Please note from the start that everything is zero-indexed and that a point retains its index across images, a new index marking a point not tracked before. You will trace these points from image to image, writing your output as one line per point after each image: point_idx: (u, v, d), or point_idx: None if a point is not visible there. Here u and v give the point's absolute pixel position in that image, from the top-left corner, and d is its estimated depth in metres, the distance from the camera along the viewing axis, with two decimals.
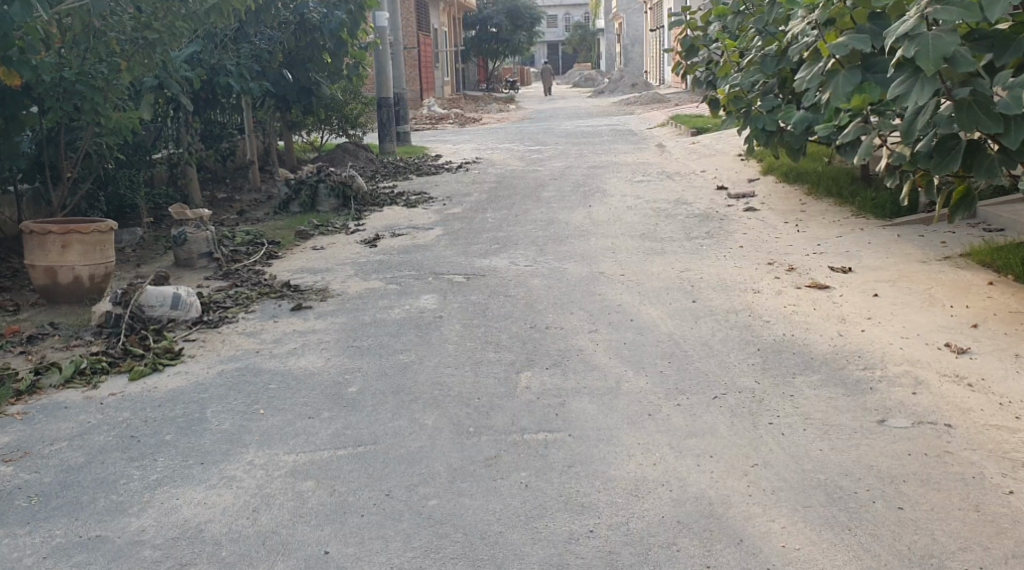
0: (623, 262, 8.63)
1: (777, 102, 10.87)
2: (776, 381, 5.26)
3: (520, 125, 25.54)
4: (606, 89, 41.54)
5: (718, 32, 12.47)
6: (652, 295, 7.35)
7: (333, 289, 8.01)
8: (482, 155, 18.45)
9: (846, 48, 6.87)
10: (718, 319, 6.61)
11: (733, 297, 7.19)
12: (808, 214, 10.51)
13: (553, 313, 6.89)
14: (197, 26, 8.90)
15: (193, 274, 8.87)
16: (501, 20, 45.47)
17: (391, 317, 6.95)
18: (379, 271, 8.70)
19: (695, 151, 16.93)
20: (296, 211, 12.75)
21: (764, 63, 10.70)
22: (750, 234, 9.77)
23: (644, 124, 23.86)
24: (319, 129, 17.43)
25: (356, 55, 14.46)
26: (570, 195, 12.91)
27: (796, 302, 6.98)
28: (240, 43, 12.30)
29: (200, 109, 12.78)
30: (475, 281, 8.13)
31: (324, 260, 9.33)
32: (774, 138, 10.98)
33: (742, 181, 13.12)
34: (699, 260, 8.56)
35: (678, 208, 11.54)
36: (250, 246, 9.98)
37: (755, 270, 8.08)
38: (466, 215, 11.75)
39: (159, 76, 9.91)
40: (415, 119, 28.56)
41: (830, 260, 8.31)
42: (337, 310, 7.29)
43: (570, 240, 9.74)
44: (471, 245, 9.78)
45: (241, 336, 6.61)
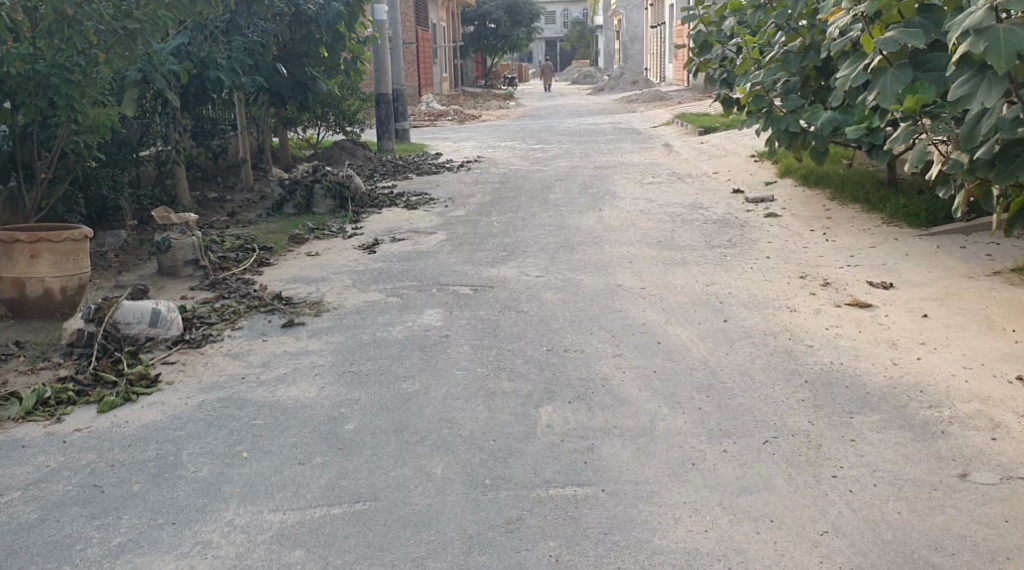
0: (642, 274, 7.99)
1: (800, 102, 10.16)
2: (831, 421, 4.64)
3: (520, 122, 24.86)
4: (606, 86, 40.88)
5: (733, 27, 11.69)
6: (678, 313, 6.71)
7: (329, 302, 7.36)
8: (484, 154, 17.79)
9: (895, 44, 6.36)
10: (755, 344, 5.98)
11: (768, 317, 6.56)
12: (834, 221, 9.90)
13: (571, 334, 6.24)
14: (182, 15, 8.24)
15: (177, 284, 8.23)
16: (501, 15, 44.78)
17: (393, 337, 6.31)
18: (378, 281, 8.06)
19: (705, 150, 16.29)
20: (290, 212, 12.05)
21: (787, 60, 10.08)
22: (775, 243, 9.13)
23: (648, 122, 23.20)
24: (315, 126, 16.77)
25: (354, 49, 13.79)
26: (579, 197, 12.26)
27: (838, 324, 6.36)
28: (232, 35, 11.63)
29: (189, 104, 12.13)
30: (483, 293, 7.48)
31: (319, 268, 8.69)
32: (798, 140, 10.20)
33: (760, 184, 12.48)
34: (725, 272, 7.92)
35: (694, 213, 10.90)
36: (239, 252, 9.33)
37: (787, 285, 7.45)
38: (469, 218, 11.11)
39: (143, 69, 9.26)
40: (413, 116, 27.89)
41: (867, 273, 7.69)
42: (333, 326, 6.64)
43: (582, 248, 9.09)
44: (476, 252, 9.14)
45: (226, 358, 5.97)
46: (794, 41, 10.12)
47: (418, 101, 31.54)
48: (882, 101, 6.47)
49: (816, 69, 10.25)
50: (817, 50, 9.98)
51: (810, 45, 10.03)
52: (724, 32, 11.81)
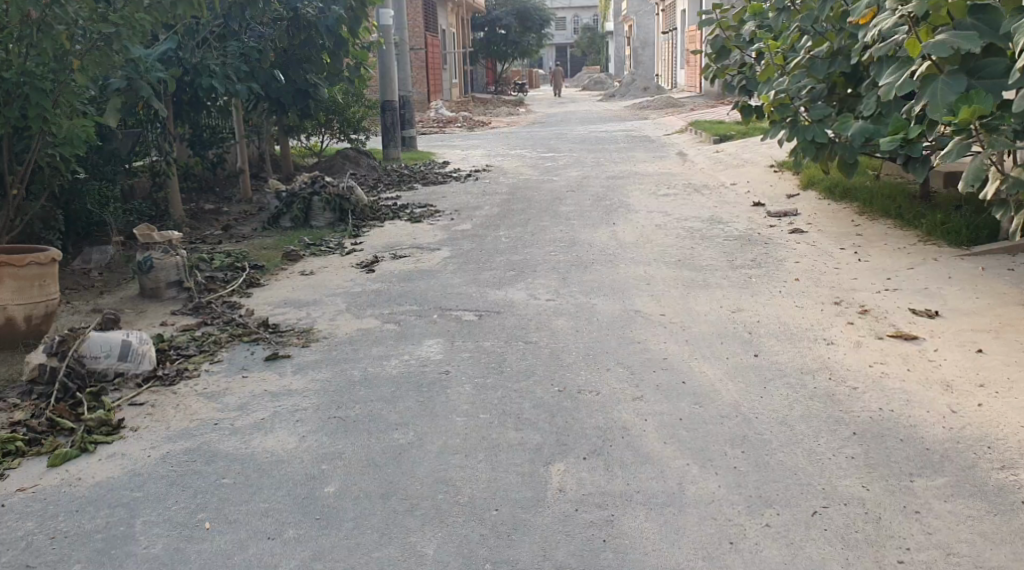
0: (661, 298, 7.34)
1: (827, 110, 9.46)
2: (889, 486, 4.03)
3: (530, 129, 24.21)
4: (617, 92, 40.26)
5: (754, 31, 10.98)
6: (704, 346, 6.06)
7: (318, 330, 6.73)
8: (492, 162, 17.17)
9: (946, 48, 5.87)
10: (791, 384, 5.34)
11: (804, 351, 5.92)
12: (866, 238, 9.27)
13: (585, 371, 5.60)
14: (165, 18, 7.66)
15: (159, 307, 7.63)
16: (511, 20, 44.20)
17: (387, 374, 5.68)
18: (375, 305, 7.45)
19: (721, 160, 15.64)
20: (287, 226, 11.42)
21: (814, 65, 9.41)
22: (804, 263, 8.49)
23: (662, 129, 22.56)
24: (318, 133, 16.18)
25: (356, 55, 13.18)
26: (592, 210, 11.63)
27: (883, 361, 5.73)
28: (228, 40, 11.03)
29: (183, 113, 11.56)
30: (488, 320, 6.84)
31: (312, 290, 8.08)
32: (826, 152, 9.48)
33: (782, 196, 11.82)
34: (752, 297, 7.28)
35: (714, 228, 10.25)
36: (228, 271, 8.73)
37: (822, 313, 6.81)
38: (476, 233, 10.50)
39: (127, 75, 8.66)
40: (421, 121, 27.29)
41: (909, 299, 7.07)
42: (321, 360, 6.00)
43: (596, 267, 8.44)
44: (482, 272, 8.51)
45: (200, 399, 5.35)
46: (820, 47, 9.44)
47: (426, 106, 30.93)
48: (930, 112, 5.97)
49: (844, 75, 9.56)
50: (846, 56, 9.28)
51: (838, 50, 9.33)
52: (743, 36, 11.10)
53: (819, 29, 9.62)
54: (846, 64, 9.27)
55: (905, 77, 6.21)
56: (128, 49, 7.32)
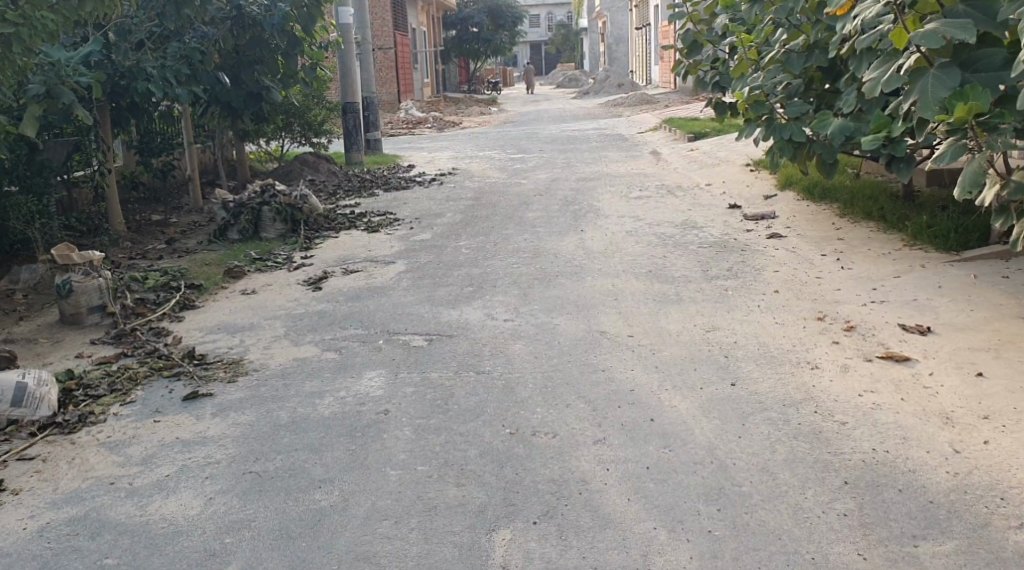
0: (630, 315, 6.70)
1: (805, 107, 8.82)
2: (889, 553, 3.50)
3: (501, 130, 23.52)
4: (591, 90, 39.62)
5: (726, 25, 10.32)
6: (674, 374, 5.42)
7: (249, 362, 6.07)
8: (459, 165, 16.49)
9: (938, 40, 5.32)
10: (772, 420, 4.71)
11: (785, 378, 5.29)
12: (849, 243, 8.66)
13: (542, 408, 4.95)
14: (77, 15, 6.96)
15: (79, 336, 6.96)
16: (483, 18, 43.46)
17: (317, 416, 5.01)
18: (316, 329, 6.76)
19: (697, 159, 15.00)
20: (235, 238, 10.64)
21: (789, 60, 8.77)
22: (783, 271, 7.86)
23: (636, 127, 21.93)
24: (277, 137, 15.46)
25: (312, 55, 12.40)
26: (559, 216, 11.00)
27: (873, 388, 5.11)
28: (168, 41, 10.25)
29: (121, 120, 10.83)
30: (439, 347, 6.17)
31: (250, 312, 7.40)
32: (803, 152, 8.83)
33: (759, 198, 11.20)
34: (728, 313, 6.64)
35: (687, 233, 9.63)
36: (162, 292, 8.04)
37: (803, 331, 6.18)
38: (435, 243, 9.83)
39: (46, 80, 8.00)
40: (391, 123, 26.57)
41: (898, 313, 6.46)
42: (245, 399, 5.33)
43: (561, 281, 7.79)
44: (438, 288, 7.84)
45: (99, 451, 4.69)
46: (796, 40, 8.82)
47: (396, 107, 30.19)
48: (920, 111, 5.42)
49: (821, 70, 8.92)
50: (822, 49, 8.64)
51: (814, 44, 8.69)
52: (715, 30, 10.43)
53: (794, 22, 8.97)
54: (823, 59, 8.62)
55: (892, 72, 5.64)
56: (33, 51, 6.69)
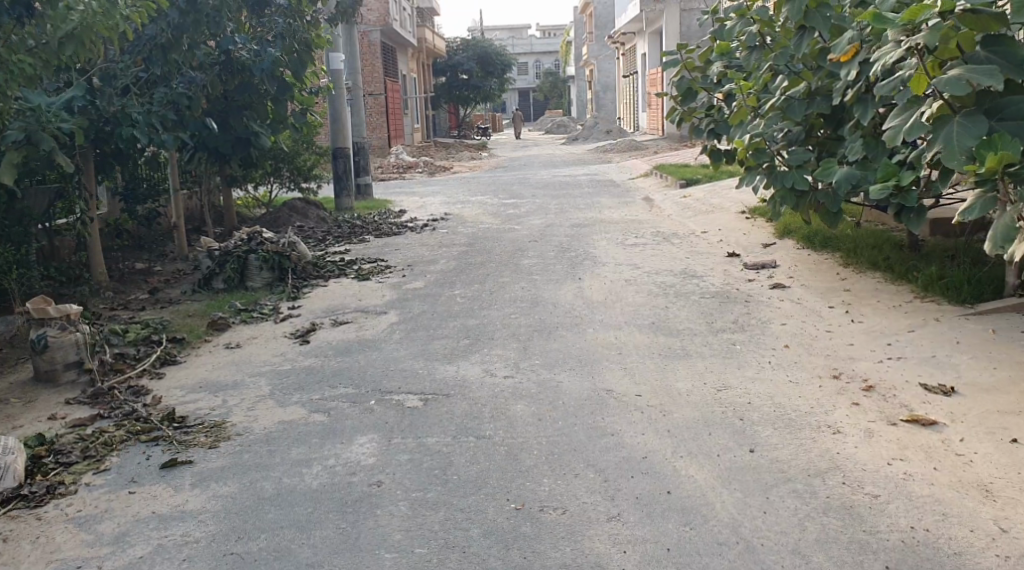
0: (635, 371, 6.34)
1: (808, 155, 8.30)
2: None
3: (492, 175, 23.27)
4: (580, 135, 39.55)
5: (722, 72, 9.90)
6: (686, 439, 5.07)
7: (232, 425, 5.69)
8: (451, 211, 16.17)
9: (964, 87, 5.22)
10: (797, 493, 4.40)
11: (807, 445, 4.95)
12: (856, 292, 8.30)
13: (548, 478, 4.59)
14: (54, 61, 6.71)
15: (53, 395, 6.57)
16: (472, 65, 43.72)
17: (306, 488, 4.66)
18: (303, 388, 6.38)
19: (691, 205, 14.73)
20: (220, 287, 10.25)
21: (790, 106, 8.28)
22: (791, 323, 7.51)
23: (627, 173, 21.71)
24: (264, 182, 15.14)
25: (302, 100, 12.04)
26: (555, 264, 10.67)
27: (902, 456, 4.78)
28: (156, 87, 9.84)
29: (105, 166, 10.48)
30: (435, 407, 5.79)
31: (234, 369, 7.03)
32: (806, 201, 8.26)
33: (758, 246, 10.89)
34: (738, 370, 6.28)
35: (688, 283, 9.31)
36: (142, 346, 7.66)
37: (820, 391, 5.83)
38: (428, 293, 9.48)
39: (25, 125, 7.68)
40: (380, 167, 26.31)
41: (918, 370, 6.12)
42: (227, 468, 4.97)
43: (561, 333, 7.44)
44: (432, 340, 7.47)
45: (67, 528, 4.37)
46: (797, 86, 8.34)
47: (385, 152, 29.99)
48: (945, 159, 5.33)
49: (822, 116, 8.43)
50: (825, 95, 8.17)
51: (815, 90, 8.22)
52: (711, 77, 10.01)
53: (794, 68, 8.52)
54: (825, 105, 8.13)
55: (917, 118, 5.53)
56: (8, 95, 6.36)
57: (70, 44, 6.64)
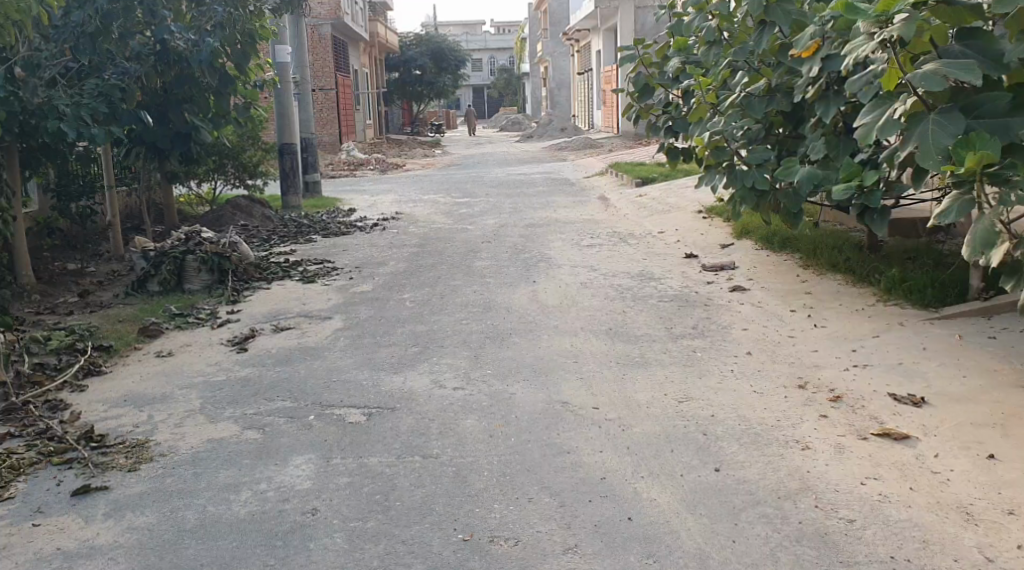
0: (594, 381, 5.98)
1: (769, 154, 7.94)
2: None
3: (446, 173, 22.84)
4: (535, 132, 39.22)
5: (679, 68, 9.53)
6: (648, 458, 4.71)
7: (155, 445, 5.22)
8: (402, 210, 15.71)
9: (942, 82, 4.94)
10: (767, 519, 4.05)
11: (775, 463, 4.61)
12: (818, 291, 7.97)
13: (500, 504, 4.20)
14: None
15: None
16: (426, 62, 43.26)
17: (233, 518, 4.21)
18: (237, 402, 5.92)
19: (648, 205, 14.42)
20: (155, 290, 9.65)
21: (750, 104, 7.92)
22: (753, 326, 7.16)
23: (583, 171, 21.40)
24: (209, 179, 14.57)
25: (246, 94, 11.44)
26: (509, 265, 10.28)
27: (876, 475, 4.45)
28: (86, 78, 9.23)
29: (30, 162, 9.90)
30: (378, 423, 5.37)
31: (164, 381, 6.54)
32: (767, 202, 7.90)
33: (716, 246, 10.56)
34: (701, 380, 5.91)
35: (646, 285, 8.95)
36: (65, 355, 7.15)
37: (786, 402, 5.47)
38: (375, 296, 9.03)
39: None
40: (331, 164, 25.76)
41: (888, 375, 5.79)
42: (146, 493, 4.53)
43: (515, 340, 7.04)
44: (379, 348, 7.04)
45: None
46: (756, 83, 7.98)
47: (336, 149, 29.42)
48: (920, 159, 5.07)
49: (783, 114, 8.08)
50: (785, 93, 7.83)
51: (776, 87, 7.87)
52: (668, 73, 9.64)
53: (754, 64, 8.16)
54: (786, 103, 7.78)
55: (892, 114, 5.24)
56: None
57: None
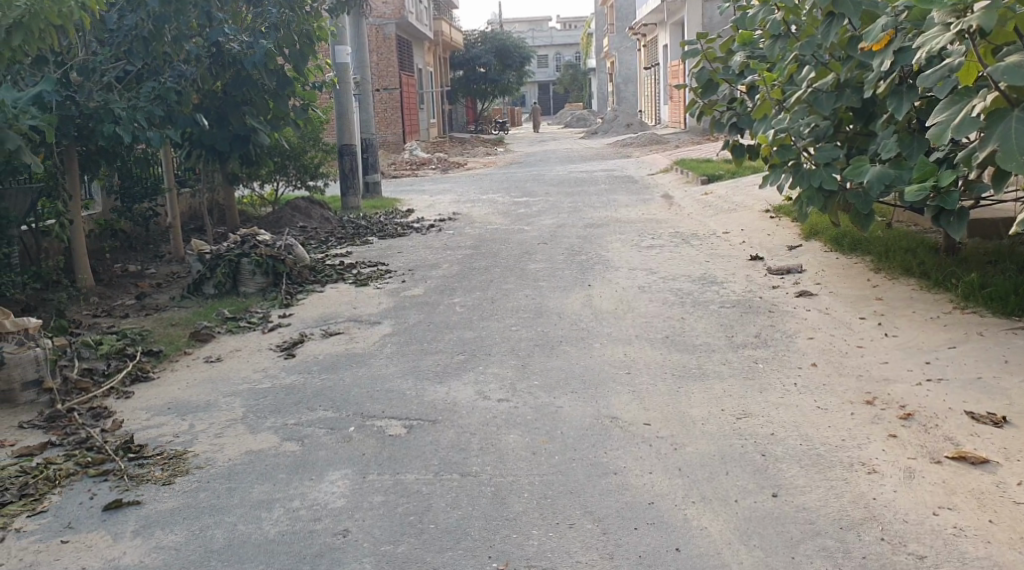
0: (646, 394, 5.72)
1: (837, 152, 7.58)
2: None
3: (508, 171, 22.65)
4: (599, 129, 38.86)
5: (744, 63, 9.17)
6: (701, 481, 4.46)
7: (193, 457, 5.11)
8: (460, 210, 15.55)
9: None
10: (827, 553, 3.84)
11: (838, 488, 4.31)
12: (889, 297, 7.59)
13: (538, 529, 4.10)
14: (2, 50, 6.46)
15: (9, 418, 5.98)
16: (490, 60, 43.17)
17: (262, 538, 4.17)
18: (279, 412, 5.79)
19: (713, 204, 14.04)
20: (210, 293, 9.58)
21: (817, 100, 7.57)
22: (818, 335, 6.83)
23: (646, 168, 21.04)
24: (273, 180, 14.54)
25: (303, 95, 11.31)
26: (565, 268, 10.04)
27: (950, 503, 4.15)
28: (143, 82, 9.13)
29: (90, 166, 9.82)
30: (420, 436, 5.19)
31: (209, 388, 6.43)
32: (836, 202, 7.54)
33: (783, 248, 10.18)
34: (762, 395, 5.60)
35: (706, 289, 8.64)
36: (114, 360, 7.07)
37: (852, 419, 5.15)
38: (428, 300, 8.87)
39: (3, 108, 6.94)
40: (393, 163, 25.74)
41: (962, 389, 5.44)
42: (178, 508, 4.49)
43: (566, 348, 6.81)
44: (426, 355, 6.86)
45: None
46: (824, 78, 7.62)
47: (399, 148, 29.43)
48: (1005, 161, 4.74)
49: (852, 110, 7.70)
50: (855, 88, 7.46)
51: (845, 82, 7.50)
52: (732, 68, 9.26)
53: (822, 59, 7.80)
54: (856, 98, 7.41)
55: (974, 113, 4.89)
56: None
57: (18, 32, 6.34)
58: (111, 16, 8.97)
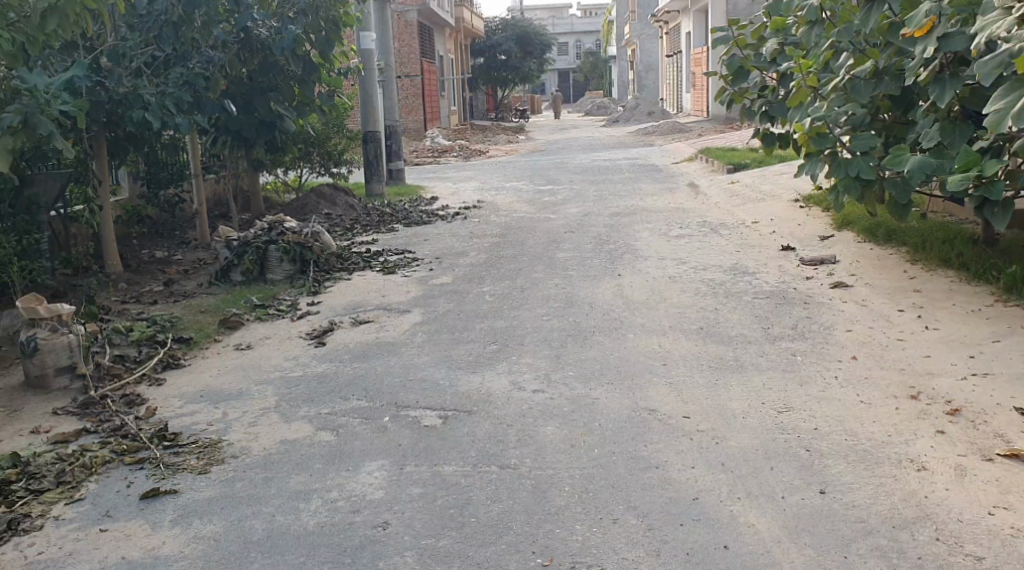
0: (683, 386, 5.62)
1: (875, 141, 7.36)
2: None
3: (531, 159, 22.53)
4: (621, 117, 38.63)
5: (777, 50, 8.94)
6: (746, 477, 4.38)
7: (229, 445, 5.06)
8: (485, 198, 15.45)
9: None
10: (881, 552, 3.77)
11: (887, 485, 4.23)
12: (929, 289, 7.42)
13: (582, 524, 4.03)
14: (36, 33, 6.41)
15: (42, 404, 5.94)
16: (511, 47, 43.00)
17: (301, 530, 4.12)
18: (312, 401, 5.73)
19: (740, 193, 13.89)
20: (237, 280, 9.51)
21: (854, 87, 7.35)
22: (857, 327, 6.70)
23: (669, 156, 20.89)
24: (297, 167, 14.47)
25: (330, 82, 11.19)
26: (594, 257, 9.93)
27: (1006, 503, 4.05)
28: (172, 67, 9.02)
29: (118, 151, 9.76)
30: (456, 426, 5.12)
31: (239, 376, 6.38)
32: (873, 192, 7.36)
33: (816, 238, 10.03)
34: (802, 389, 5.50)
35: (739, 280, 8.51)
36: (146, 346, 7.04)
37: (897, 414, 5.04)
38: (457, 289, 8.80)
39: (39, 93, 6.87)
40: (415, 151, 25.64)
41: (1009, 384, 5.32)
42: (215, 498, 4.44)
43: (598, 339, 6.72)
44: (457, 345, 6.78)
45: None
46: (861, 65, 7.40)
47: (421, 135, 29.35)
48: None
49: (890, 98, 7.53)
50: (894, 76, 7.28)
51: (884, 69, 7.31)
52: (764, 55, 9.03)
53: (860, 46, 7.58)
54: (895, 86, 7.24)
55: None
56: None
57: (53, 16, 6.30)
58: (142, 0, 8.83)
